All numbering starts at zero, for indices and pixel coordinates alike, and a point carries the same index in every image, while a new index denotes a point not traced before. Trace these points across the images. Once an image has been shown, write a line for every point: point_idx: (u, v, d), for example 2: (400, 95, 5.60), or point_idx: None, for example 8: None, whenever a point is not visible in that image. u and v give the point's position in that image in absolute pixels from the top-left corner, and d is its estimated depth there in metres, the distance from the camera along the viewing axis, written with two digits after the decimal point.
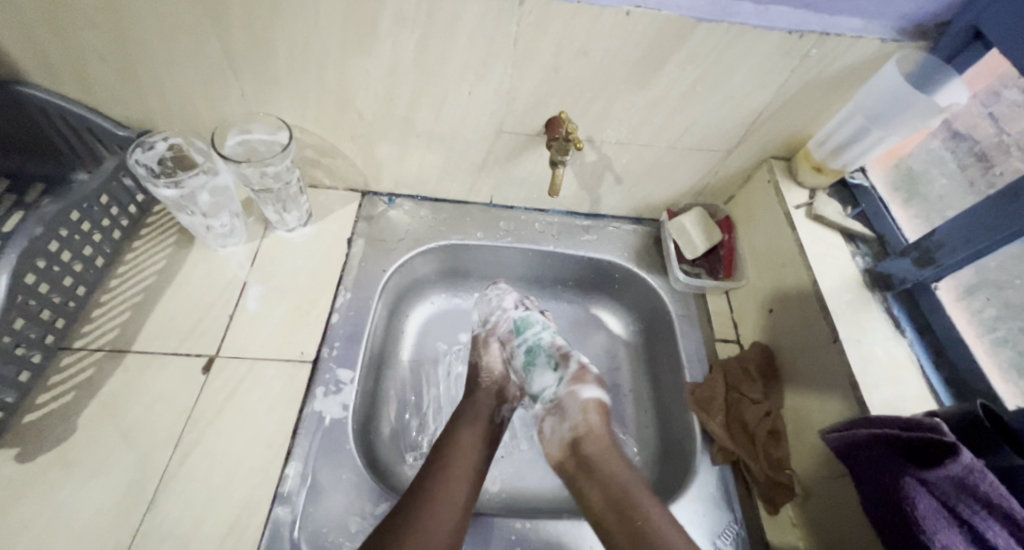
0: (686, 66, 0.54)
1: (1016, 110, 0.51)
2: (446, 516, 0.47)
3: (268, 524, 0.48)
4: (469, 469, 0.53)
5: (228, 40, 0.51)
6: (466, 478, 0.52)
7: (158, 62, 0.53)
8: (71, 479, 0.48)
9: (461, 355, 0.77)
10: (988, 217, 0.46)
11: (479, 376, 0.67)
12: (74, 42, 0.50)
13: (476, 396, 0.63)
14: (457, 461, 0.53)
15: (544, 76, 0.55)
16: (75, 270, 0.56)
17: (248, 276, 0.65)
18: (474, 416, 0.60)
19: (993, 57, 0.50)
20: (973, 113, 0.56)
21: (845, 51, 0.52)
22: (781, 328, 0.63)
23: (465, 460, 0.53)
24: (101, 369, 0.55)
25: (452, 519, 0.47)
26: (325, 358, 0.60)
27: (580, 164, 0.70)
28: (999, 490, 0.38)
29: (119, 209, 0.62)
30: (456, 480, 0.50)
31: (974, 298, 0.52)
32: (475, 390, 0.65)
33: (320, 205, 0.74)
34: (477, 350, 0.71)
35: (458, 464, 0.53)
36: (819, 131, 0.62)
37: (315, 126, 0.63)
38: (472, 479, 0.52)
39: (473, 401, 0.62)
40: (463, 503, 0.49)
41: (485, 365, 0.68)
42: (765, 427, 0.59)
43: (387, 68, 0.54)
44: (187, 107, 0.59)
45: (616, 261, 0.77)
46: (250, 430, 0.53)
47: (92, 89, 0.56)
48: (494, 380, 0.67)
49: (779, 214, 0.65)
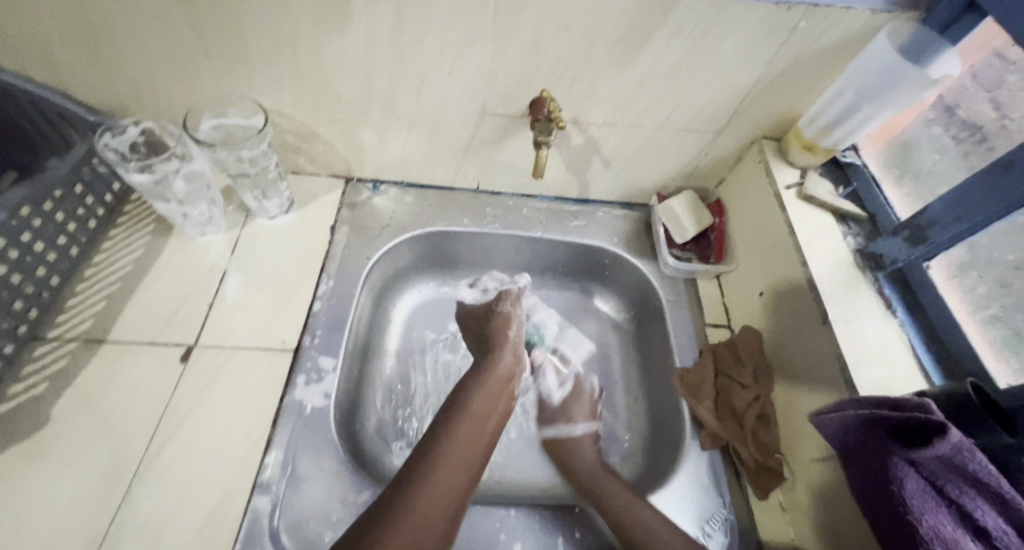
0: (672, 42, 0.52)
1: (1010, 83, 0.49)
2: (445, 506, 0.42)
3: (247, 514, 0.47)
4: (468, 458, 0.47)
5: (196, 19, 0.49)
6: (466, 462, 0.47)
7: (126, 44, 0.51)
8: (44, 470, 0.47)
9: (450, 342, 0.76)
10: (983, 193, 0.45)
11: (507, 329, 0.66)
12: (36, 23, 0.48)
13: (498, 351, 0.62)
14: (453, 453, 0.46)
15: (525, 55, 0.54)
16: (49, 260, 0.55)
17: (229, 265, 0.64)
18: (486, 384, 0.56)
19: (990, 26, 0.49)
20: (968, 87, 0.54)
21: (835, 23, 0.50)
22: (772, 312, 0.61)
23: (464, 453, 0.47)
24: (75, 360, 0.54)
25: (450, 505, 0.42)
26: (306, 346, 0.59)
27: (567, 147, 0.68)
28: (989, 468, 0.37)
29: (94, 199, 0.61)
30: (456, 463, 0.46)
31: (966, 277, 0.50)
32: (501, 342, 0.64)
33: (303, 192, 0.72)
34: (504, 302, 0.71)
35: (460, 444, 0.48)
36: (809, 110, 0.61)
37: (293, 110, 0.61)
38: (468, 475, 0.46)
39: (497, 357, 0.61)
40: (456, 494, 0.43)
41: (516, 320, 0.69)
42: (753, 410, 0.58)
43: (363, 47, 0.53)
44: (159, 92, 0.58)
45: (606, 247, 0.75)
46: (230, 420, 0.52)
47: (58, 72, 0.54)
48: (519, 336, 0.66)
49: (769, 195, 0.63)
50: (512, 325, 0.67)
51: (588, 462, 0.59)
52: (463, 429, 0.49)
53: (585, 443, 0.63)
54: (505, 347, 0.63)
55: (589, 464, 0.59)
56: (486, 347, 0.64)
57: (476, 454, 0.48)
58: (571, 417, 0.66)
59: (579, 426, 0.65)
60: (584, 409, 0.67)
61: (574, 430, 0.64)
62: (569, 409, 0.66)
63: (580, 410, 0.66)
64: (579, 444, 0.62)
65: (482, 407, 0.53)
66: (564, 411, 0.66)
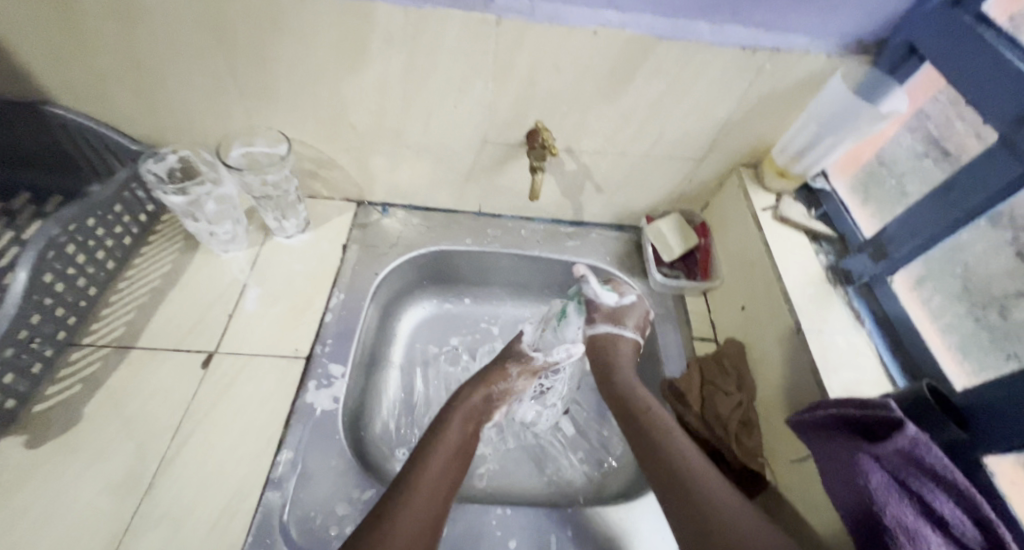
0: (651, 80, 0.59)
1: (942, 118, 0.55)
2: (434, 501, 0.48)
3: (259, 508, 0.50)
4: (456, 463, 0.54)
5: (233, 61, 0.56)
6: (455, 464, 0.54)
7: (171, 83, 0.59)
8: (75, 464, 0.51)
9: (491, 350, 0.81)
10: (932, 213, 0.50)
11: (498, 381, 0.64)
12: (95, 66, 0.56)
13: (478, 386, 0.64)
14: (434, 468, 0.51)
15: (521, 91, 0.60)
16: (88, 273, 0.60)
17: (248, 279, 0.69)
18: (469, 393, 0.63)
19: (930, 73, 0.55)
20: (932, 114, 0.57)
21: (796, 65, 0.56)
22: (753, 324, 0.65)
23: (442, 472, 0.51)
24: (107, 364, 0.58)
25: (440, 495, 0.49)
26: (318, 354, 0.63)
27: (561, 173, 0.74)
28: (944, 462, 0.40)
29: (130, 218, 0.66)
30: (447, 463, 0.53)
31: (924, 288, 0.54)
32: (486, 380, 0.64)
33: (318, 214, 0.78)
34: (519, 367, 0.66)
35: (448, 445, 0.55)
36: (780, 140, 0.67)
37: (313, 139, 0.68)
38: (446, 489, 0.50)
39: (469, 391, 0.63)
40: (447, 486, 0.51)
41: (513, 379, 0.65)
42: (736, 417, 0.61)
43: (378, 84, 0.59)
44: (195, 124, 0.65)
45: (598, 265, 0.80)
46: (245, 420, 0.56)
47: (108, 107, 0.62)
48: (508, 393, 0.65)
49: (747, 216, 0.69)
50: (505, 379, 0.65)
51: (658, 409, 0.59)
52: (441, 451, 0.54)
53: (626, 346, 0.67)
54: (486, 383, 0.64)
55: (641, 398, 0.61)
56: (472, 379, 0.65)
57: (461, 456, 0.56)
58: (625, 320, 0.68)
59: (629, 330, 0.68)
60: (636, 319, 0.69)
61: (625, 333, 0.68)
62: (621, 318, 0.68)
63: (632, 315, 0.69)
64: (623, 344, 0.67)
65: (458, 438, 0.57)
66: (618, 315, 0.68)
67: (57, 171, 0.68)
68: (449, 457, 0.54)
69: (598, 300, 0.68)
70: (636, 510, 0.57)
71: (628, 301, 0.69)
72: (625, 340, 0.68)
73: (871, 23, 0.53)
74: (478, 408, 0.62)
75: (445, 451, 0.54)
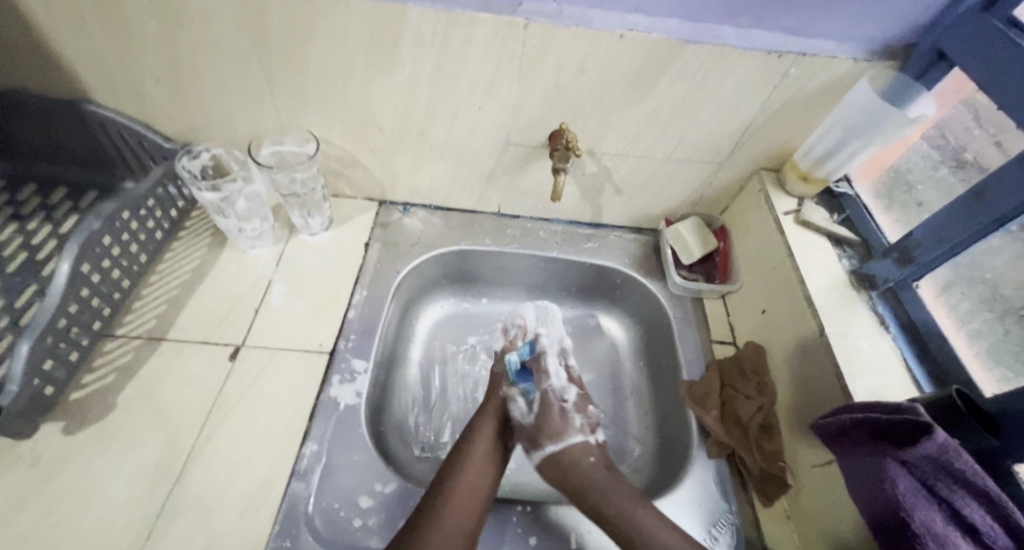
0: (676, 84, 0.59)
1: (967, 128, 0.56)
2: (472, 503, 0.51)
3: (285, 498, 0.51)
4: (492, 465, 0.57)
5: (268, 62, 0.58)
6: (490, 464, 0.57)
7: (206, 83, 0.60)
8: (109, 451, 0.52)
9: None
10: (959, 219, 0.50)
11: (503, 390, 0.67)
12: (136, 65, 0.58)
13: (494, 400, 0.66)
14: (470, 473, 0.54)
15: (546, 93, 0.61)
16: (123, 265, 0.61)
17: (274, 275, 0.71)
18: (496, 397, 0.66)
19: (960, 76, 0.55)
20: (961, 121, 0.57)
21: (823, 69, 0.57)
22: (774, 327, 0.65)
23: (474, 486, 0.53)
24: (139, 354, 0.60)
25: (478, 496, 0.52)
26: (341, 349, 0.64)
27: (581, 175, 0.75)
28: (975, 469, 0.40)
29: (162, 213, 0.68)
30: (482, 463, 0.56)
31: (951, 294, 0.54)
32: (496, 395, 0.67)
33: (341, 212, 0.79)
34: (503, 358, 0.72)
35: (481, 445, 0.58)
36: (803, 144, 0.66)
37: (339, 139, 0.69)
38: (484, 490, 0.53)
39: (489, 401, 0.66)
40: (486, 488, 0.54)
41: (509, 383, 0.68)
42: (757, 420, 0.61)
43: (406, 85, 0.61)
44: (226, 123, 0.66)
45: (617, 267, 0.81)
46: (271, 413, 0.57)
47: (145, 106, 0.64)
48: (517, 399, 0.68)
49: (769, 220, 0.69)
50: (508, 381, 0.68)
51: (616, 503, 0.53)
52: (469, 464, 0.55)
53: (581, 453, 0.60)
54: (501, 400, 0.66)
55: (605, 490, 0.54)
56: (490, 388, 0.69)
57: (498, 457, 0.59)
58: (556, 426, 0.62)
59: (574, 434, 0.62)
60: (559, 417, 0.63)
61: (570, 440, 0.61)
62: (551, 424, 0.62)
63: (566, 423, 0.62)
64: (574, 453, 0.60)
65: (484, 449, 0.58)
66: (544, 427, 0.62)
67: (94, 166, 0.71)
68: (479, 470, 0.55)
69: (519, 420, 0.64)
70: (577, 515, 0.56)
71: (539, 404, 0.64)
72: (577, 447, 0.60)
73: (899, 28, 0.53)
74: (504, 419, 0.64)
75: (474, 464, 0.56)
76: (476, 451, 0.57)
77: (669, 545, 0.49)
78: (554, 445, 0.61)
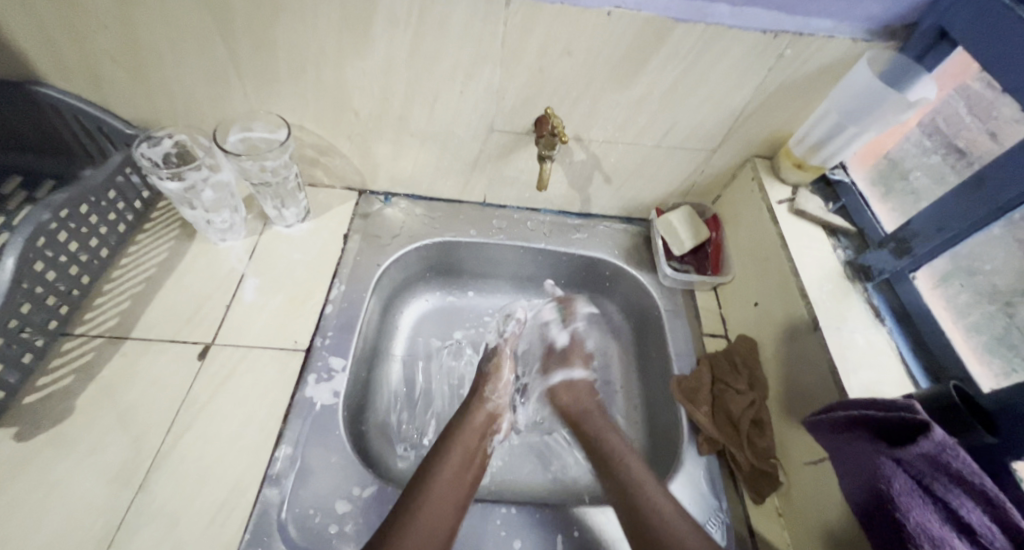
0: (666, 66, 0.56)
1: (963, 117, 0.55)
2: (444, 518, 0.48)
3: (256, 504, 0.49)
4: (468, 475, 0.54)
5: (231, 41, 0.54)
6: (466, 474, 0.54)
7: (166, 64, 0.56)
8: (66, 459, 0.49)
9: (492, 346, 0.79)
10: (959, 208, 0.48)
11: (488, 392, 0.65)
12: (85, 44, 0.53)
13: (473, 405, 0.62)
14: (443, 481, 0.51)
15: (531, 76, 0.58)
16: (80, 260, 0.58)
17: (246, 269, 0.67)
18: (473, 402, 0.63)
19: (961, 58, 0.52)
20: (954, 108, 0.56)
21: (820, 50, 0.54)
22: (766, 320, 0.63)
23: (452, 488, 0.51)
24: (100, 354, 0.56)
25: (450, 510, 0.49)
26: (317, 346, 0.61)
27: (569, 163, 0.72)
28: (972, 467, 0.38)
29: (125, 204, 0.64)
30: (457, 471, 0.53)
31: (949, 286, 0.53)
32: (479, 399, 0.64)
33: (318, 203, 0.76)
34: (492, 362, 0.69)
35: (456, 453, 0.55)
36: (798, 130, 0.64)
37: (314, 125, 0.66)
38: (458, 502, 0.50)
39: (471, 408, 0.62)
40: (459, 502, 0.50)
41: (495, 381, 0.66)
42: (748, 416, 0.59)
43: (382, 67, 0.57)
44: (192, 107, 0.62)
45: (606, 259, 0.78)
46: (243, 414, 0.54)
47: (101, 89, 0.59)
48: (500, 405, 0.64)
49: (762, 209, 0.66)
50: (493, 382, 0.66)
51: (619, 444, 0.58)
52: (448, 465, 0.53)
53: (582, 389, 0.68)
54: (484, 404, 0.63)
55: (604, 431, 0.60)
56: (467, 397, 0.65)
57: (474, 467, 0.55)
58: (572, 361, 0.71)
59: (578, 372, 0.70)
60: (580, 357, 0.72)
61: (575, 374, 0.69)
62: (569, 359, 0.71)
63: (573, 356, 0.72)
64: (575, 385, 0.68)
65: (463, 451, 0.56)
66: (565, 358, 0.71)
67: (52, 153, 0.67)
68: (457, 472, 0.53)
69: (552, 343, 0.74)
70: (569, 514, 0.54)
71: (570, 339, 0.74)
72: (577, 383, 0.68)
73: (898, 5, 0.51)
74: (482, 426, 0.61)
75: (452, 466, 0.53)
76: (451, 460, 0.54)
77: (654, 496, 0.50)
78: (567, 374, 0.69)
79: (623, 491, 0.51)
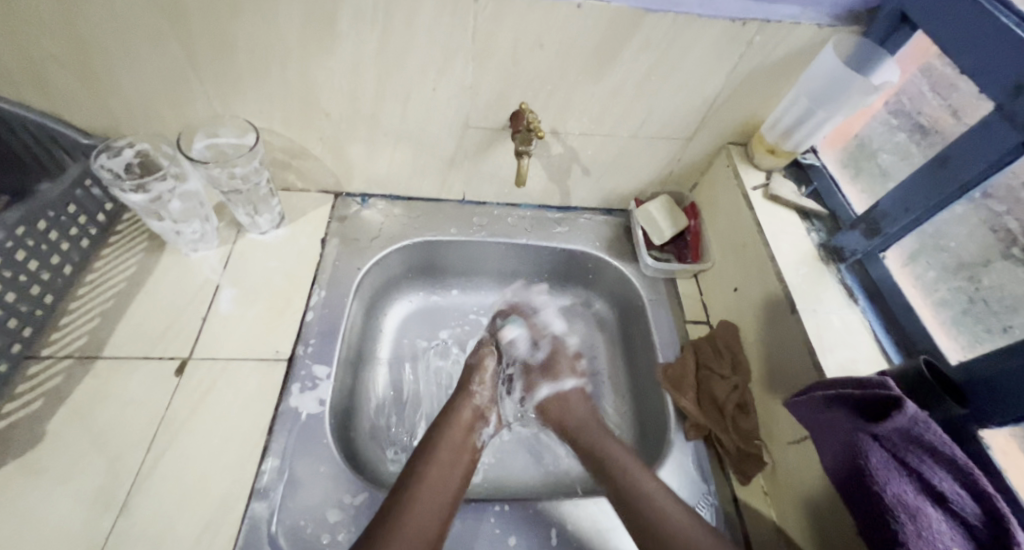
0: (638, 57, 0.56)
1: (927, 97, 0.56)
2: (434, 514, 0.48)
3: (245, 518, 0.48)
4: (456, 470, 0.54)
5: (190, 43, 0.52)
6: (454, 470, 0.54)
7: (122, 69, 0.54)
8: (39, 486, 0.47)
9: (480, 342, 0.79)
10: (925, 187, 0.50)
11: (474, 384, 0.65)
12: (31, 52, 0.50)
13: (460, 400, 0.63)
14: (432, 479, 0.51)
15: (503, 70, 0.57)
16: (42, 279, 0.55)
17: (221, 279, 0.65)
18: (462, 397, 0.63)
19: (922, 39, 0.54)
20: (918, 90, 0.57)
21: (787, 36, 0.55)
22: (746, 304, 0.65)
23: (441, 485, 0.51)
24: (69, 376, 0.54)
25: (442, 507, 0.49)
26: (300, 354, 0.60)
27: (547, 156, 0.72)
28: (942, 438, 0.40)
29: (87, 218, 0.62)
30: (446, 469, 0.53)
31: (917, 264, 0.55)
32: (467, 393, 0.64)
33: (293, 207, 0.74)
34: (477, 354, 0.69)
35: (445, 451, 0.55)
36: (769, 116, 0.65)
37: (283, 127, 0.64)
38: (450, 499, 0.51)
39: (459, 402, 0.62)
40: (450, 499, 0.51)
41: (482, 375, 0.66)
42: (732, 400, 0.61)
43: (350, 66, 0.55)
44: (153, 114, 0.60)
45: (588, 251, 0.78)
46: (225, 428, 0.53)
47: (53, 97, 0.56)
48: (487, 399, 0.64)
49: (738, 196, 0.67)
50: (481, 374, 0.66)
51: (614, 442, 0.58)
52: (438, 463, 0.53)
53: (574, 397, 0.67)
54: (469, 392, 0.64)
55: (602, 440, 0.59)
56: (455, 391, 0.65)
57: (463, 463, 0.56)
58: (559, 374, 0.69)
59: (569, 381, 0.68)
60: (567, 366, 0.70)
61: (564, 386, 0.68)
62: (560, 366, 0.70)
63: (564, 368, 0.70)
64: (568, 400, 0.66)
65: (452, 448, 0.56)
66: (550, 370, 0.70)
67: None
68: (445, 469, 0.53)
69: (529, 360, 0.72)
70: (562, 507, 0.55)
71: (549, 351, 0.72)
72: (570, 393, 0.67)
73: None
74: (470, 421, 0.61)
75: (440, 464, 0.54)
76: (440, 457, 0.54)
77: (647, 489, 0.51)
78: (557, 386, 0.68)
79: (620, 484, 0.52)
